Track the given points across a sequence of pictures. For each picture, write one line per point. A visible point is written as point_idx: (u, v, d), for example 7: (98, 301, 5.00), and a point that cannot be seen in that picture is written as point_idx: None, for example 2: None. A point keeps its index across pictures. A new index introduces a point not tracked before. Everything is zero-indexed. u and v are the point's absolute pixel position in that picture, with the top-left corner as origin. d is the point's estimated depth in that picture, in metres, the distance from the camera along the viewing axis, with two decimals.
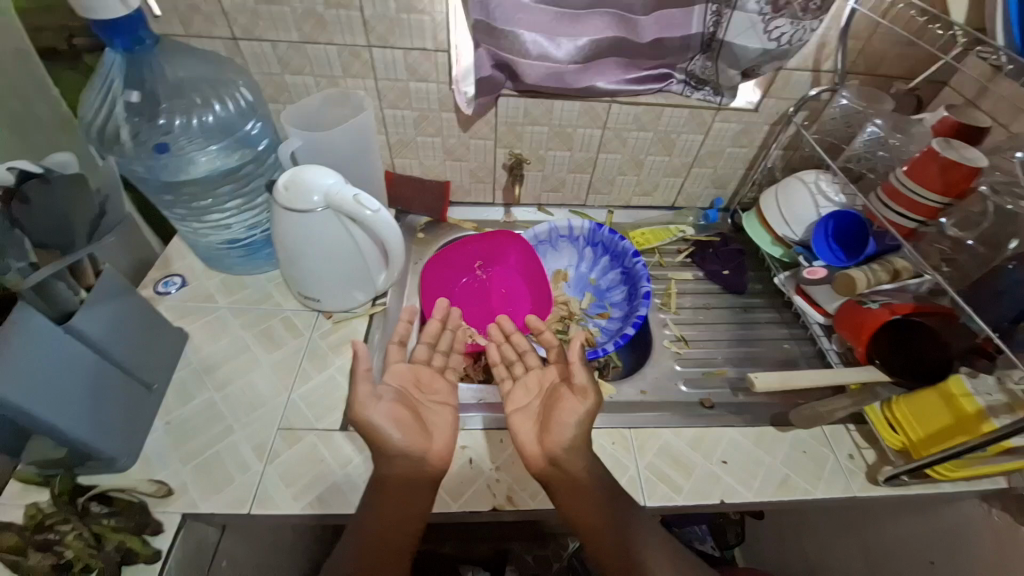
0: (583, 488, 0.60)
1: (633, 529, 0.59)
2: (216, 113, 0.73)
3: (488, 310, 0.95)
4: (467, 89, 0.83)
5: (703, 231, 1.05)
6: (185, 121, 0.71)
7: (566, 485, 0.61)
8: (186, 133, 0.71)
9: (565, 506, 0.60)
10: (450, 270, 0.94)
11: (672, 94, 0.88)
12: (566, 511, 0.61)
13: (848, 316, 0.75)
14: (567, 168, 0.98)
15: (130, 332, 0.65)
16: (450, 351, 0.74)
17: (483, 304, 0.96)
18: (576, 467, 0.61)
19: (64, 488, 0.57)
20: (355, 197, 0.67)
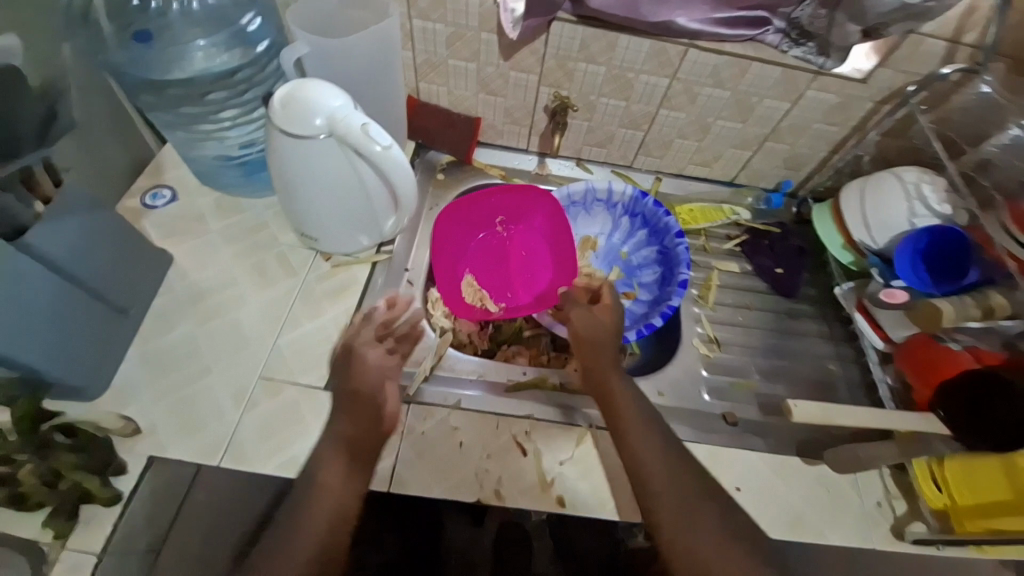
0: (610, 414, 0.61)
1: (659, 458, 0.56)
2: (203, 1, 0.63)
3: (506, 274, 0.85)
4: (514, 7, 0.68)
5: (762, 216, 0.91)
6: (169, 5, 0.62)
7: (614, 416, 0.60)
8: (175, 22, 0.62)
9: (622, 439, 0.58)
10: (466, 224, 0.82)
11: (764, 47, 0.72)
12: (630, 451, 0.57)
13: (915, 354, 0.65)
14: (618, 122, 0.83)
15: (103, 253, 0.57)
16: (404, 335, 0.67)
17: (500, 266, 0.86)
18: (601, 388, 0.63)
19: (26, 413, 0.51)
20: (363, 126, 0.56)
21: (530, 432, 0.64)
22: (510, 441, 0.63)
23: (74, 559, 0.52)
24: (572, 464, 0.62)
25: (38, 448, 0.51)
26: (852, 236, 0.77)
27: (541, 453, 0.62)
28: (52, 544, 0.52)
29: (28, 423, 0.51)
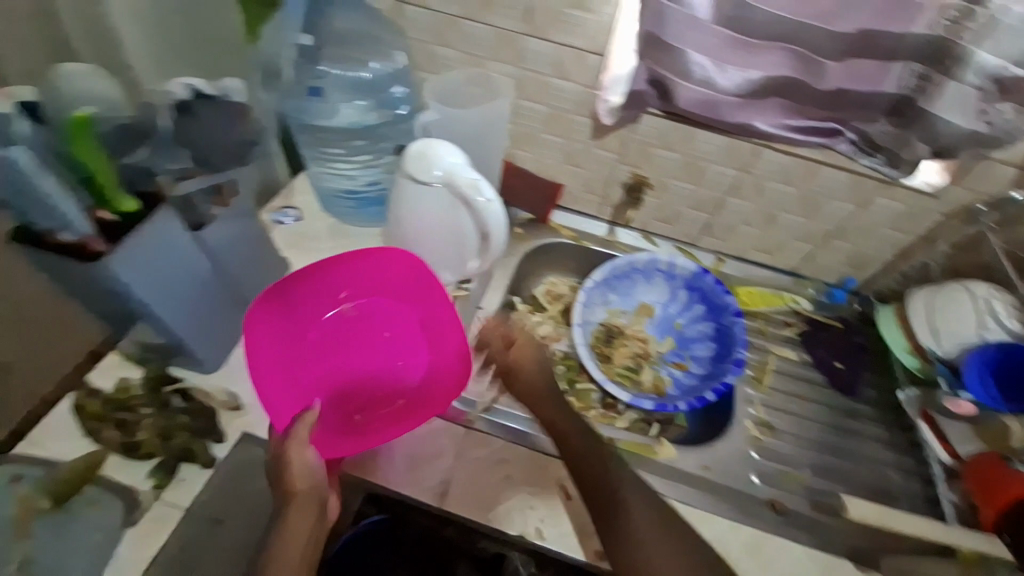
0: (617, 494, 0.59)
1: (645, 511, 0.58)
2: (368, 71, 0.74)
3: (362, 376, 0.71)
4: (611, 98, 0.76)
5: (823, 308, 0.92)
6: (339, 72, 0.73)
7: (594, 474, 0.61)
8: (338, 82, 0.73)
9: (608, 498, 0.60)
10: (323, 283, 0.70)
11: (834, 153, 0.77)
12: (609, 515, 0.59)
13: (983, 475, 0.68)
14: (687, 203, 0.90)
15: (242, 254, 0.67)
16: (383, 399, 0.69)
17: (345, 351, 0.71)
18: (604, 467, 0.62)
19: (155, 375, 0.65)
20: (474, 181, 0.68)
21: None
22: (555, 483, 0.66)
23: (160, 511, 0.58)
24: None
25: (160, 404, 0.63)
26: (918, 342, 0.81)
27: (584, 501, 0.65)
28: (147, 495, 0.59)
29: (154, 383, 0.65)
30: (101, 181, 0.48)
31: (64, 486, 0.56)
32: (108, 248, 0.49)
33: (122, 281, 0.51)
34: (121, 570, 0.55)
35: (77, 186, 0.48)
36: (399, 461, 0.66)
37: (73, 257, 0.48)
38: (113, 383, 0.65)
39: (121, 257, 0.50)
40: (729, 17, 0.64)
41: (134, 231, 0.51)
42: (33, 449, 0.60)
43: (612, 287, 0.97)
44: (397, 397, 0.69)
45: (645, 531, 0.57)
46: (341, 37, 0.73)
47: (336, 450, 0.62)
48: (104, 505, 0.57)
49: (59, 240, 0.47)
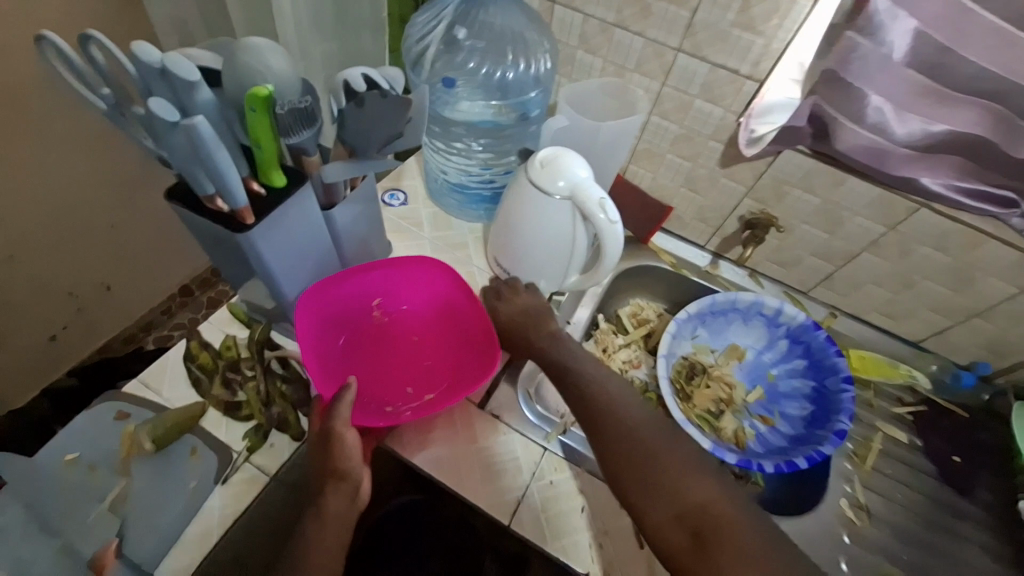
0: (635, 476, 0.54)
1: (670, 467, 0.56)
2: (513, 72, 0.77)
3: (397, 371, 0.70)
4: (755, 127, 0.72)
5: (943, 391, 0.83)
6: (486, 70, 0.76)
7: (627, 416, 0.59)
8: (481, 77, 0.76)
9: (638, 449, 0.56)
10: (363, 286, 0.70)
11: (1004, 227, 0.69)
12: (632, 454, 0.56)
13: None
14: (810, 249, 0.83)
15: (360, 234, 0.69)
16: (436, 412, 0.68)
17: (373, 357, 0.71)
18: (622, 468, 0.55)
19: (260, 337, 0.67)
20: (600, 200, 0.63)
21: None
22: (630, 527, 0.63)
23: (251, 472, 0.60)
24: None
25: (263, 367, 0.66)
26: None
27: (657, 552, 0.61)
28: (240, 453, 0.61)
29: (259, 346, 0.67)
30: (267, 159, 0.49)
31: (168, 432, 0.59)
32: (256, 220, 0.50)
33: (256, 247, 0.52)
34: (206, 519, 0.57)
35: (239, 156, 0.49)
36: (475, 468, 0.65)
37: (224, 225, 0.49)
38: (221, 338, 0.68)
39: (261, 231, 0.51)
40: (926, 64, 0.58)
41: (280, 206, 0.51)
42: (146, 388, 0.63)
43: (704, 322, 0.90)
44: (424, 392, 0.68)
45: (682, 543, 0.51)
46: (491, 35, 0.76)
47: (370, 422, 0.59)
48: (202, 456, 0.60)
49: (217, 206, 0.49)
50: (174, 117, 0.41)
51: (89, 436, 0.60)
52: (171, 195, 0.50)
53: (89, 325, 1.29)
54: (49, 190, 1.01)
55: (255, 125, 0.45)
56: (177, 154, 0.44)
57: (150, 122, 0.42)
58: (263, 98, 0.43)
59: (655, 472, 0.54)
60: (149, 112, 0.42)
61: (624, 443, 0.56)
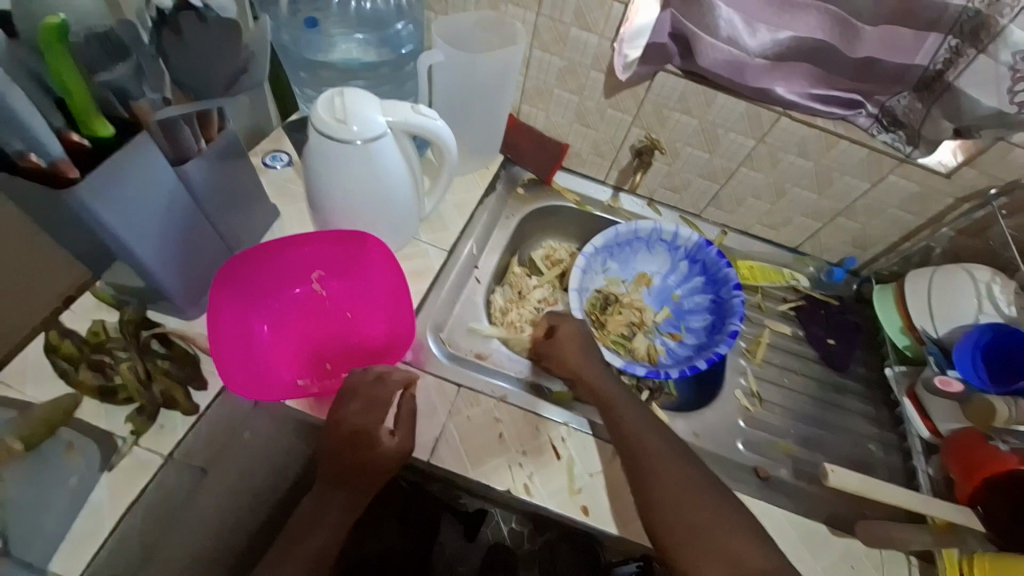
0: (642, 469, 0.60)
1: (659, 445, 0.62)
2: (374, 2, 0.73)
3: (322, 348, 0.69)
4: (629, 52, 0.73)
5: (821, 287, 0.93)
6: (343, 3, 0.73)
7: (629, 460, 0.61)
8: (341, 14, 0.73)
9: (651, 479, 0.59)
10: (300, 260, 0.67)
11: (854, 128, 0.75)
12: (646, 476, 0.59)
13: (964, 447, 0.68)
14: (697, 171, 0.88)
15: (228, 195, 0.63)
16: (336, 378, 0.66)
17: (312, 329, 0.70)
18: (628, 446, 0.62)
19: (132, 319, 0.61)
20: (412, 108, 0.62)
21: (566, 438, 0.67)
22: (547, 444, 0.66)
23: (142, 456, 0.57)
24: (602, 479, 0.64)
25: (139, 347, 0.60)
26: (912, 321, 0.81)
27: (575, 461, 0.65)
28: (126, 440, 0.57)
29: (133, 327, 0.61)
30: (77, 104, 0.43)
31: (37, 431, 0.53)
32: (81, 175, 0.45)
33: (97, 214, 0.46)
34: (96, 514, 0.54)
35: (47, 104, 0.43)
36: (391, 416, 0.65)
37: (43, 183, 0.44)
38: (89, 325, 0.62)
39: (95, 186, 0.45)
40: None
41: (114, 158, 0.46)
42: (5, 387, 0.57)
43: (612, 255, 0.94)
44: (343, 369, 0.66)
45: (678, 503, 0.57)
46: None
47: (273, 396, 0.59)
48: (83, 450, 0.55)
49: (32, 162, 0.43)
50: None
51: None
52: None
53: None
54: None
55: (50, 63, 0.40)
56: None
57: None
58: (54, 29, 0.38)
59: (659, 476, 0.59)
60: None
61: (635, 450, 0.61)
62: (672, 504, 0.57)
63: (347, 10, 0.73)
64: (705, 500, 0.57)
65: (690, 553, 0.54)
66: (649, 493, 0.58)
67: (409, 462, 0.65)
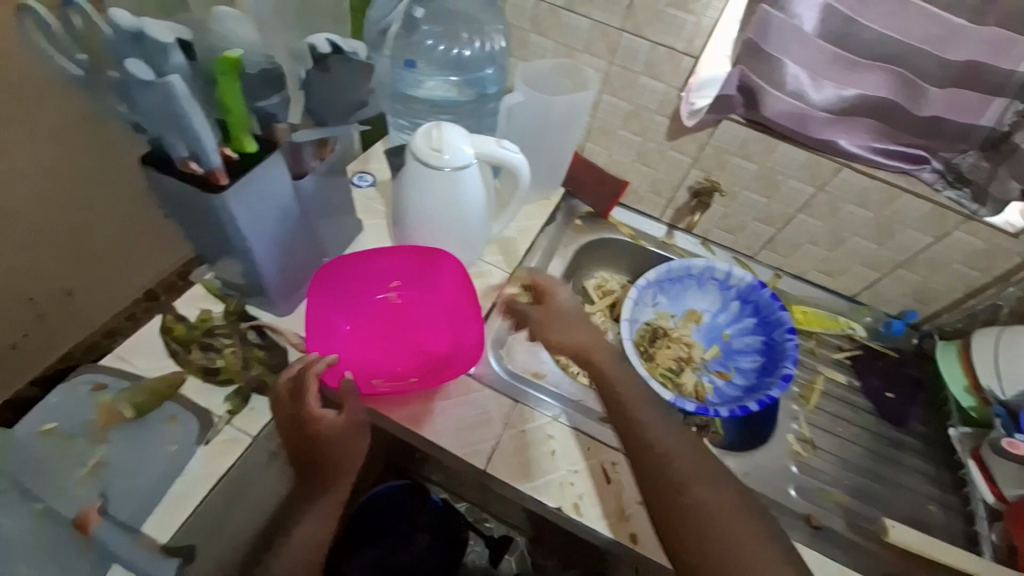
0: (674, 508, 0.55)
1: (697, 471, 0.58)
2: (472, 49, 0.82)
3: (387, 352, 0.74)
4: (695, 101, 0.79)
5: (878, 338, 0.92)
6: (446, 49, 0.82)
7: (668, 500, 0.56)
8: (438, 57, 0.82)
9: (686, 519, 0.54)
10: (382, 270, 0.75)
11: (917, 181, 0.77)
12: (678, 520, 0.54)
13: None
14: (753, 215, 0.90)
15: (325, 207, 0.71)
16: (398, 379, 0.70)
17: (384, 334, 0.75)
18: (660, 471, 0.57)
19: (236, 308, 0.70)
20: (497, 141, 0.70)
21: (616, 463, 0.68)
22: (598, 466, 0.67)
23: (231, 434, 0.63)
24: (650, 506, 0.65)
25: (240, 336, 0.68)
26: (979, 381, 0.79)
27: (623, 486, 0.66)
28: (221, 417, 0.63)
29: (235, 318, 0.69)
30: (236, 122, 0.52)
31: (148, 398, 0.61)
32: (229, 182, 0.53)
33: (231, 212, 0.55)
34: (188, 482, 0.59)
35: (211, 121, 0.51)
36: (451, 422, 0.68)
37: (197, 186, 0.52)
38: (197, 312, 0.70)
39: (237, 192, 0.54)
40: (833, 34, 0.68)
41: (252, 170, 0.54)
42: (122, 361, 0.65)
43: (663, 290, 0.96)
44: (409, 374, 0.71)
45: (719, 546, 0.53)
46: (447, 18, 0.81)
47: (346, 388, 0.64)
48: (182, 421, 0.62)
49: (190, 168, 0.52)
50: (149, 76, 0.44)
51: (62, 407, 0.61)
52: (146, 160, 0.53)
53: (50, 335, 0.98)
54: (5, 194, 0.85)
55: (225, 92, 0.48)
56: (153, 116, 0.47)
57: (125, 85, 0.46)
58: (232, 63, 0.46)
59: (699, 519, 0.54)
60: (127, 74, 0.45)
61: (672, 484, 0.56)
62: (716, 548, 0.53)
63: (445, 54, 0.82)
64: (751, 541, 0.53)
65: None
66: (671, 515, 0.55)
67: (463, 469, 0.68)
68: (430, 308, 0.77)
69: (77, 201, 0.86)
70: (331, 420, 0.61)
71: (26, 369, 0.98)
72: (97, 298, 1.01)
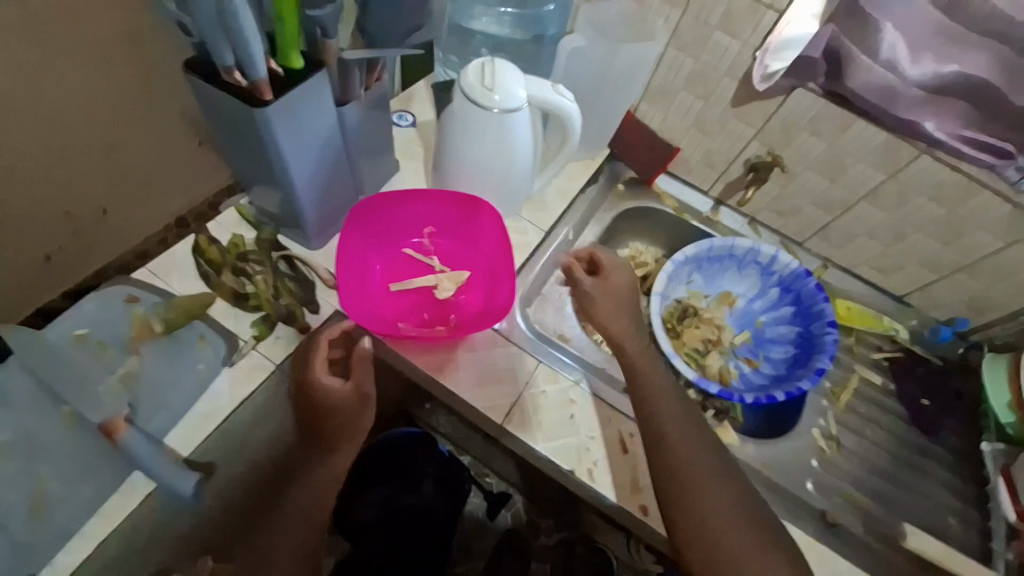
0: (683, 486, 0.58)
1: (700, 454, 0.60)
2: None
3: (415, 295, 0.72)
4: (770, 63, 0.72)
5: (922, 343, 0.87)
6: None
7: (676, 480, 0.58)
8: None
9: (691, 496, 0.57)
10: (419, 213, 0.73)
11: (998, 179, 0.70)
12: (688, 502, 0.57)
13: None
14: (811, 198, 0.84)
15: (367, 141, 0.68)
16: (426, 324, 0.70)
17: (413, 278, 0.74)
18: (665, 471, 0.59)
19: (269, 238, 0.68)
20: (553, 86, 0.65)
21: (635, 435, 0.67)
22: (616, 436, 0.66)
23: (257, 360, 0.63)
24: None
25: (272, 265, 0.68)
26: None
27: (640, 459, 0.65)
28: (247, 342, 0.63)
29: (267, 246, 0.68)
30: (287, 34, 0.48)
31: (179, 316, 0.61)
32: (273, 98, 0.50)
33: (273, 132, 0.52)
34: (214, 401, 0.60)
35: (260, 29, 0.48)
36: (474, 375, 0.67)
37: (241, 99, 0.49)
38: (229, 237, 0.69)
39: (280, 110, 0.51)
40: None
41: (297, 87, 0.51)
42: (155, 278, 0.65)
43: (700, 268, 0.93)
44: (436, 322, 0.70)
45: (719, 524, 0.56)
46: None
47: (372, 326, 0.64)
48: (211, 343, 0.62)
49: (236, 80, 0.49)
50: None
51: (94, 315, 0.60)
52: (190, 68, 0.50)
53: (80, 263, 0.95)
54: (62, 110, 0.74)
55: None
56: (201, 16, 0.44)
57: None
58: None
59: (708, 494, 0.57)
60: None
61: (676, 459, 0.59)
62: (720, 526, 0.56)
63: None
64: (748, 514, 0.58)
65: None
66: (674, 490, 0.58)
67: (481, 423, 0.68)
68: (462, 257, 0.76)
69: (118, 126, 0.81)
70: (337, 390, 0.59)
71: (65, 280, 0.95)
72: (132, 217, 0.95)
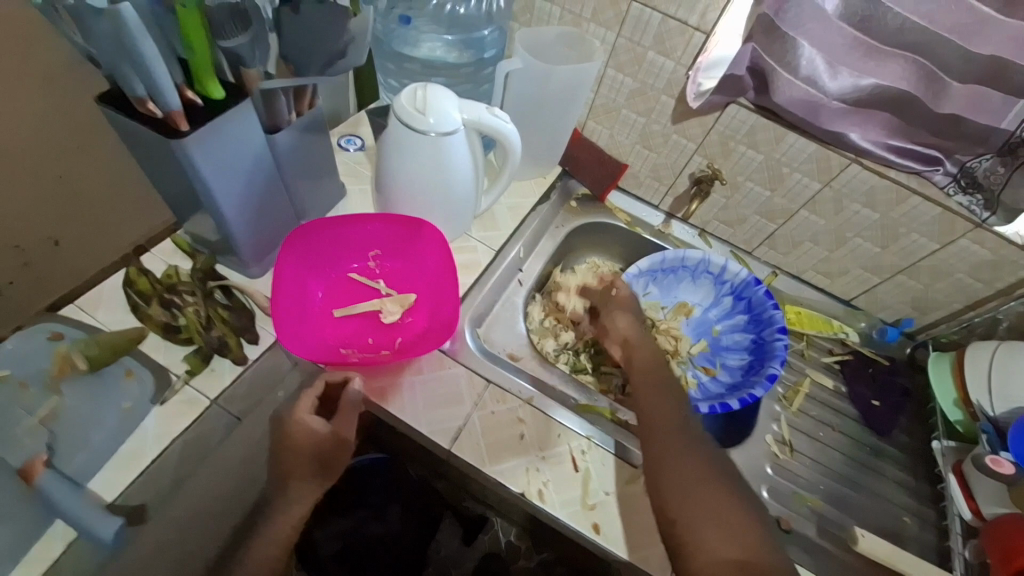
0: (660, 432, 0.64)
1: (678, 416, 0.66)
2: (468, 7, 0.79)
3: (358, 319, 0.71)
4: (702, 81, 0.75)
5: (871, 344, 0.89)
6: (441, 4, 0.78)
7: (655, 430, 0.64)
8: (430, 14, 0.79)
9: (661, 444, 0.62)
10: (363, 237, 0.72)
11: (928, 184, 0.73)
12: (661, 454, 0.61)
13: (998, 532, 0.64)
14: (755, 208, 0.86)
15: (303, 165, 0.67)
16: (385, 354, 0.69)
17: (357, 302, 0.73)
18: (660, 456, 0.61)
19: (204, 267, 0.67)
20: (486, 109, 0.65)
21: (586, 451, 0.66)
22: (566, 454, 0.66)
23: (190, 395, 0.61)
24: (617, 498, 0.63)
25: (205, 294, 0.65)
26: (969, 394, 0.76)
27: (591, 475, 0.64)
28: (179, 377, 0.61)
29: (201, 276, 0.66)
30: (200, 66, 0.48)
31: (104, 352, 0.58)
32: (190, 128, 0.50)
33: (194, 163, 0.51)
34: (141, 439, 0.57)
35: (173, 61, 0.48)
36: (420, 398, 0.66)
37: (157, 130, 0.49)
38: (163, 267, 0.67)
39: (199, 141, 0.50)
40: (858, 17, 0.64)
41: (218, 117, 0.51)
42: (81, 312, 0.63)
43: (654, 279, 0.93)
44: (380, 346, 0.69)
45: (680, 472, 0.59)
46: None
47: (314, 355, 0.63)
48: (140, 378, 0.60)
49: (148, 109, 0.48)
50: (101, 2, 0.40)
51: (16, 354, 0.56)
52: (103, 99, 0.50)
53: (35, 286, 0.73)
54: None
55: (185, 22, 0.45)
56: (101, 45, 0.43)
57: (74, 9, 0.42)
58: None
59: (681, 449, 0.61)
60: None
61: (655, 422, 0.65)
62: (688, 476, 0.58)
63: (442, 12, 0.79)
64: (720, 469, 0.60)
65: (694, 523, 0.55)
66: (651, 437, 0.63)
67: (428, 447, 0.66)
68: (409, 279, 0.75)
69: (64, 155, 0.67)
70: (318, 429, 0.59)
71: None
72: (92, 246, 0.78)
